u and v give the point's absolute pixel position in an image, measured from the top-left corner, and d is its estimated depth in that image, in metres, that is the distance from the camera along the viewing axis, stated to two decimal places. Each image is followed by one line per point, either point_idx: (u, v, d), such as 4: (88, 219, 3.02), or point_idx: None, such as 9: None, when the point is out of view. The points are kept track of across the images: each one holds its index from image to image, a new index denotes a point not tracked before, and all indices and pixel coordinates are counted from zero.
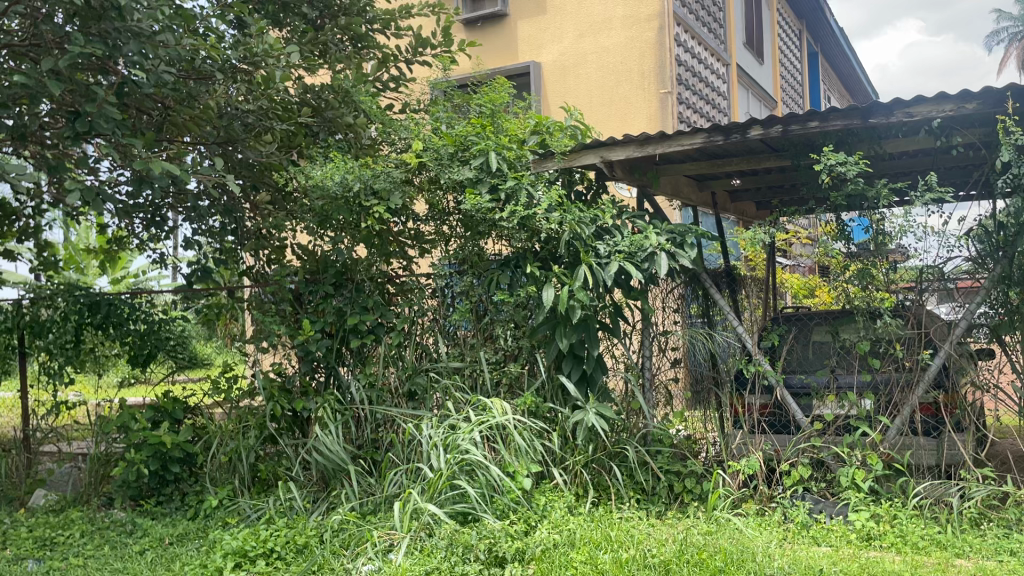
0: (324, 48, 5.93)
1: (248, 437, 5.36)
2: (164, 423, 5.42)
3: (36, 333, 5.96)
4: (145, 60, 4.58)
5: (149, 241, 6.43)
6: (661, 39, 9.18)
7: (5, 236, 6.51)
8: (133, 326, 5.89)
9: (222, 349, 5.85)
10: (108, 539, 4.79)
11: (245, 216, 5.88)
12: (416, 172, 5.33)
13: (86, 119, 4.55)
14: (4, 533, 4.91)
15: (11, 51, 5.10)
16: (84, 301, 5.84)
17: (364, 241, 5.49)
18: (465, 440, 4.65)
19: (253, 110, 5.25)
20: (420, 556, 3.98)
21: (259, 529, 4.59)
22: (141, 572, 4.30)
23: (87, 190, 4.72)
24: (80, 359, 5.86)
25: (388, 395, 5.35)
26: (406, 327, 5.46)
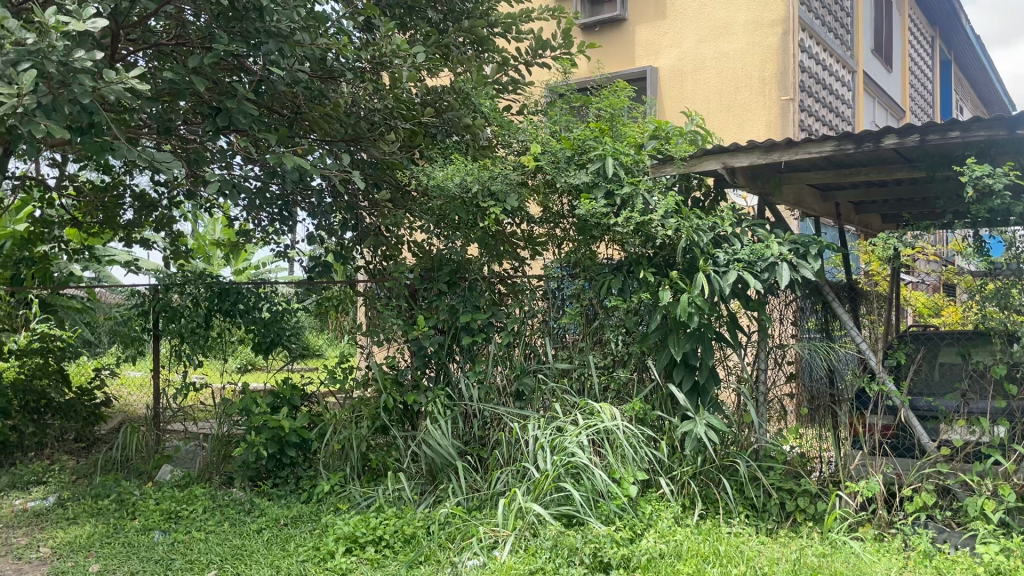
0: (446, 50, 5.96)
1: (361, 427, 5.52)
2: (283, 408, 5.64)
3: (169, 317, 6.35)
4: (282, 58, 4.83)
5: (273, 234, 6.89)
6: (785, 45, 8.94)
7: (144, 226, 6.99)
8: (259, 314, 6.26)
9: (334, 341, 6.04)
10: (228, 516, 5.02)
11: (365, 212, 6.04)
12: (532, 174, 5.32)
13: (226, 114, 4.82)
14: (135, 504, 5.20)
15: (158, 51, 5.44)
16: (215, 289, 6.25)
17: (478, 241, 5.55)
18: (572, 442, 4.64)
19: (379, 108, 5.59)
20: (525, 555, 4.01)
21: (370, 517, 4.72)
22: (257, 550, 4.51)
23: (226, 181, 5.00)
24: (210, 341, 6.26)
25: (496, 393, 5.40)
26: (516, 327, 5.50)
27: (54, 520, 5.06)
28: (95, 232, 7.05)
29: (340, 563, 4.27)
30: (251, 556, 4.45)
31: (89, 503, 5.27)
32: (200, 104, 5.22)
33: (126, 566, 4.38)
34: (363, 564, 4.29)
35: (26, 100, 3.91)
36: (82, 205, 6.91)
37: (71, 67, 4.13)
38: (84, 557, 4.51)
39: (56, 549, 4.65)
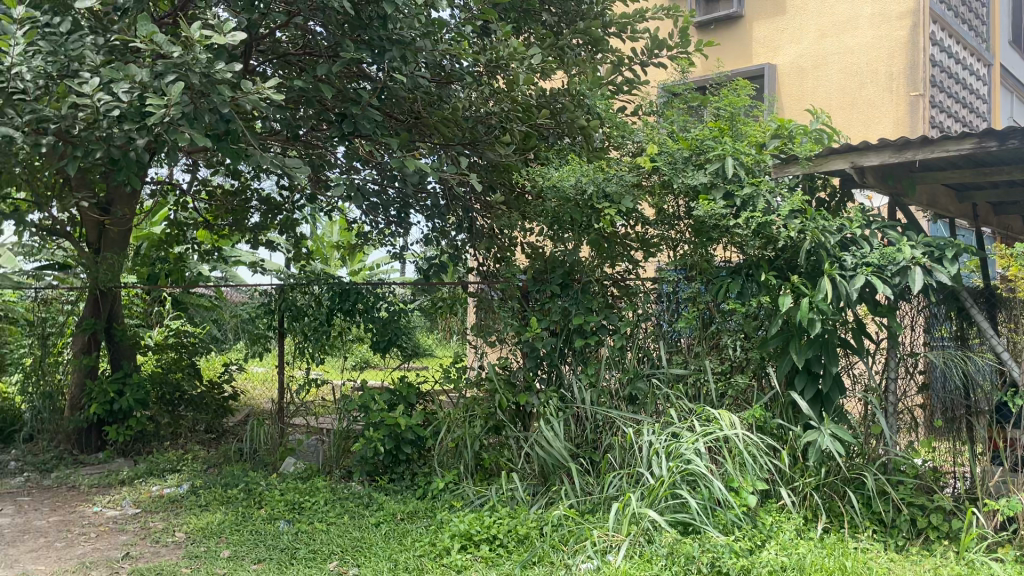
0: (561, 52, 5.95)
1: (474, 426, 5.60)
2: (400, 406, 5.78)
3: (293, 315, 6.56)
4: (405, 65, 5.01)
5: (390, 236, 7.10)
6: (915, 37, 8.53)
7: (268, 228, 7.30)
8: (377, 313, 6.31)
9: (444, 343, 6.09)
10: (347, 509, 5.17)
11: (478, 215, 6.12)
12: (648, 175, 5.20)
13: (352, 120, 5.09)
14: (262, 494, 5.44)
15: (285, 60, 5.70)
16: (337, 288, 6.40)
17: (592, 243, 5.46)
18: (688, 449, 4.53)
19: (495, 112, 5.59)
20: (640, 561, 3.96)
21: (484, 515, 4.77)
22: (376, 543, 4.63)
23: (350, 185, 5.20)
24: (330, 339, 6.43)
25: (608, 396, 5.34)
26: (629, 330, 5.44)
27: (188, 507, 5.35)
28: (225, 234, 7.47)
29: (456, 560, 4.33)
30: (370, 548, 4.58)
31: (220, 491, 5.55)
32: (325, 111, 5.43)
33: (253, 553, 4.59)
34: (477, 562, 4.33)
35: (173, 109, 4.26)
36: (214, 208, 7.39)
37: (212, 78, 4.42)
38: (215, 542, 4.75)
39: (190, 534, 4.91)
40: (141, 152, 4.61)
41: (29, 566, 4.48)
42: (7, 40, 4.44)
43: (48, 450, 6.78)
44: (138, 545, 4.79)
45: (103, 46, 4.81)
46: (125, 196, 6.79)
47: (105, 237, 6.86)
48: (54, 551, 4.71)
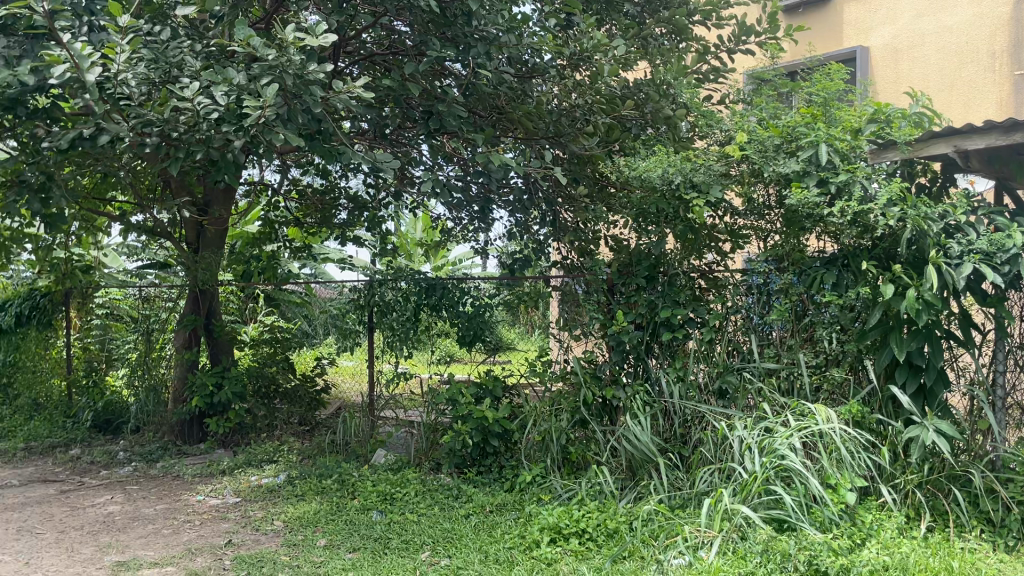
0: (645, 42, 5.88)
1: (560, 420, 5.58)
2: (486, 399, 5.82)
3: (382, 312, 6.67)
4: (490, 60, 5.05)
5: (473, 232, 7.14)
6: (1019, 14, 8.06)
7: (356, 225, 7.48)
8: (462, 308, 6.39)
9: (526, 336, 6.16)
10: (437, 501, 5.25)
11: (561, 208, 6.10)
12: (737, 164, 5.09)
13: (438, 118, 5.16)
14: (355, 484, 5.58)
15: (372, 60, 5.82)
16: (423, 283, 6.48)
17: (681, 234, 5.31)
18: (782, 444, 4.42)
19: (579, 105, 5.55)
20: (734, 558, 3.88)
21: (573, 509, 4.77)
22: (466, 535, 4.69)
23: (436, 181, 5.27)
24: (418, 334, 6.50)
25: (697, 391, 5.22)
26: (718, 323, 5.34)
27: (285, 496, 5.53)
28: (314, 232, 7.71)
29: (546, 553, 4.35)
30: (460, 539, 4.64)
31: (315, 482, 5.71)
32: (411, 109, 5.53)
33: (349, 542, 4.71)
34: (567, 555, 4.33)
35: (268, 110, 4.41)
36: (304, 207, 7.64)
37: (305, 79, 4.57)
38: (311, 531, 4.90)
39: (288, 523, 5.07)
40: (238, 153, 4.78)
41: (140, 551, 4.70)
42: (114, 48, 4.57)
43: (154, 441, 7.11)
44: (241, 533, 4.98)
45: (201, 52, 5.01)
46: (221, 196, 7.04)
47: (204, 237, 7.08)
48: (162, 537, 4.93)
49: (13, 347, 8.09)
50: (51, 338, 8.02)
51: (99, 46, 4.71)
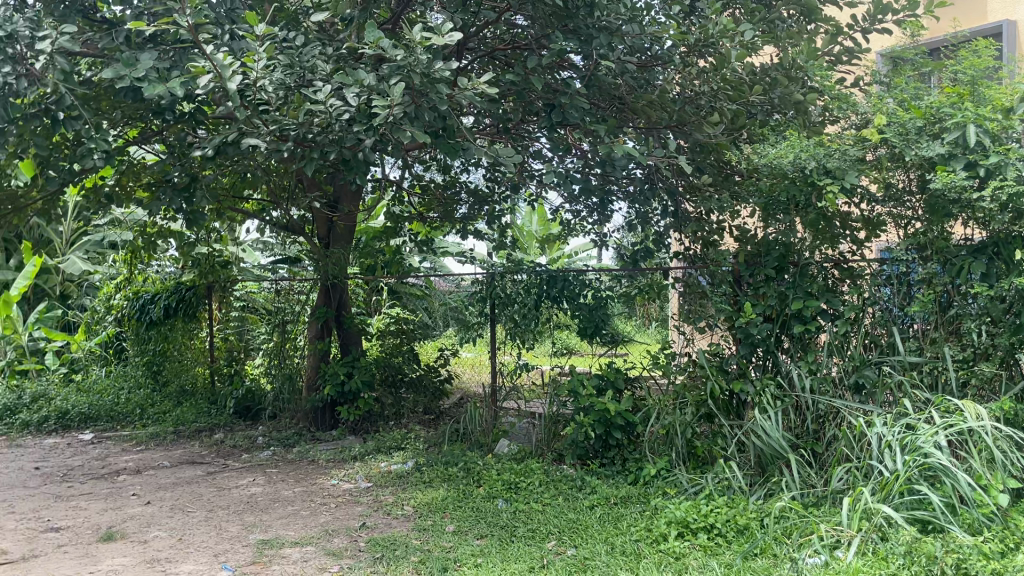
0: (772, 26, 5.72)
1: (685, 413, 5.49)
2: (609, 391, 5.76)
3: (503, 303, 6.69)
4: (612, 50, 5.02)
5: (591, 224, 7.14)
6: None
7: (475, 218, 7.63)
8: (582, 300, 6.40)
9: (642, 329, 6.16)
10: (562, 491, 5.28)
11: (683, 198, 5.96)
12: (874, 148, 4.91)
13: (561, 110, 5.17)
14: (480, 473, 5.68)
15: (495, 55, 5.92)
16: (544, 275, 6.49)
17: (813, 223, 5.15)
18: (927, 442, 4.20)
19: (705, 90, 5.34)
20: (875, 559, 3.72)
21: (701, 503, 4.69)
22: (592, 526, 4.70)
23: (559, 173, 5.29)
24: (538, 326, 6.56)
25: (831, 385, 5.04)
26: (854, 315, 5.15)
27: (413, 482, 5.70)
28: (436, 226, 7.90)
29: (674, 547, 4.29)
30: (586, 530, 4.65)
31: (442, 469, 5.86)
32: (534, 102, 5.58)
33: (476, 529, 4.81)
34: (696, 550, 4.26)
35: (397, 109, 4.54)
36: (426, 202, 7.82)
37: (431, 77, 4.67)
38: (440, 517, 5.03)
39: (417, 508, 5.23)
40: (369, 151, 4.95)
41: (282, 531, 4.96)
42: (252, 56, 4.70)
43: (291, 427, 7.50)
44: (373, 516, 5.18)
45: (331, 55, 5.17)
46: (350, 193, 7.32)
47: (334, 234, 7.44)
48: (301, 518, 5.18)
49: (162, 337, 8.58)
50: (196, 329, 8.57)
51: (239, 54, 4.87)
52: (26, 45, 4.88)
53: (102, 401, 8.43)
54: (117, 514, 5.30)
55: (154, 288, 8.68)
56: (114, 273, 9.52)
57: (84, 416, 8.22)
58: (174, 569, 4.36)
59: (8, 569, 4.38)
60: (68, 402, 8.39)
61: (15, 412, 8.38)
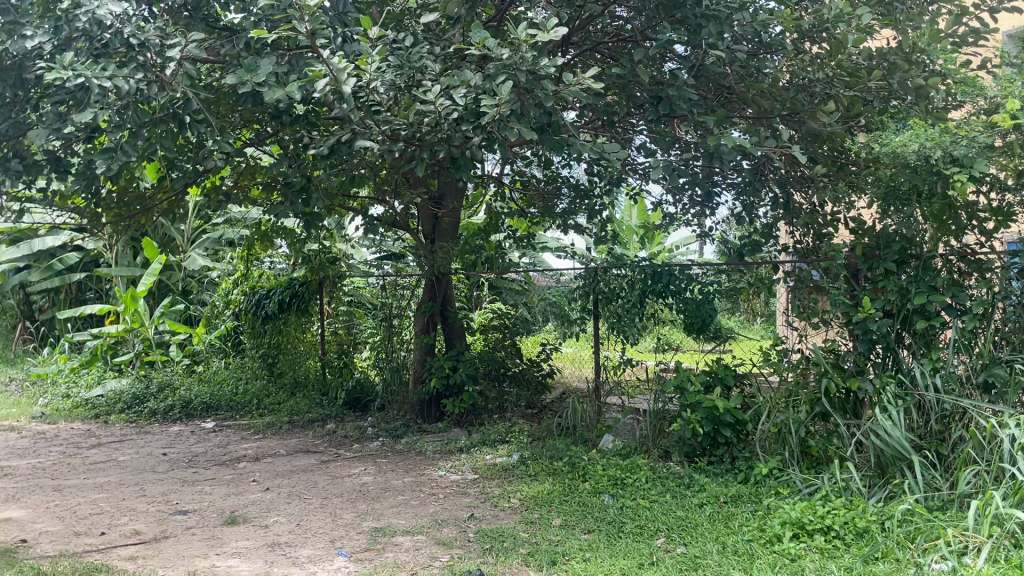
0: (891, 8, 5.48)
1: (799, 411, 5.33)
2: (718, 387, 5.62)
3: (608, 298, 6.66)
4: (722, 40, 4.92)
5: (694, 217, 7.04)
6: None
7: (575, 212, 7.63)
8: (689, 295, 6.28)
9: (746, 325, 6.31)
10: (670, 488, 5.22)
11: (796, 187, 5.79)
12: (1005, 133, 4.64)
13: (667, 102, 5.09)
14: (586, 468, 5.67)
15: (600, 48, 5.89)
16: (649, 270, 6.42)
17: (938, 213, 4.96)
18: None
19: (819, 78, 5.17)
20: (1010, 567, 3.53)
21: (816, 504, 4.54)
22: (702, 524, 4.63)
23: (666, 166, 5.21)
24: (642, 322, 6.48)
25: (957, 384, 4.81)
26: (982, 311, 4.94)
27: (519, 475, 5.75)
28: (536, 220, 7.88)
29: (789, 548, 4.16)
30: (697, 528, 4.58)
31: (546, 463, 5.89)
32: (641, 95, 5.53)
33: (583, 523, 4.80)
34: (813, 552, 4.12)
35: (504, 106, 4.57)
36: (527, 196, 7.89)
37: (538, 74, 4.67)
38: (547, 511, 5.05)
39: (523, 501, 5.27)
40: (476, 148, 5.00)
41: (394, 519, 5.09)
42: (365, 58, 4.84)
43: (398, 418, 7.68)
44: (481, 508, 5.25)
45: (440, 55, 5.28)
46: (454, 189, 7.48)
47: (438, 229, 7.61)
48: (411, 508, 5.30)
49: (277, 330, 8.97)
50: (307, 323, 8.84)
51: (352, 57, 5.02)
52: (156, 53, 5.15)
53: (222, 390, 8.87)
54: (239, 500, 5.55)
55: (268, 283, 9.12)
56: (231, 269, 9.94)
57: (205, 405, 8.68)
58: (294, 554, 4.53)
59: (143, 548, 4.64)
60: (191, 392, 8.88)
61: (144, 401, 8.92)
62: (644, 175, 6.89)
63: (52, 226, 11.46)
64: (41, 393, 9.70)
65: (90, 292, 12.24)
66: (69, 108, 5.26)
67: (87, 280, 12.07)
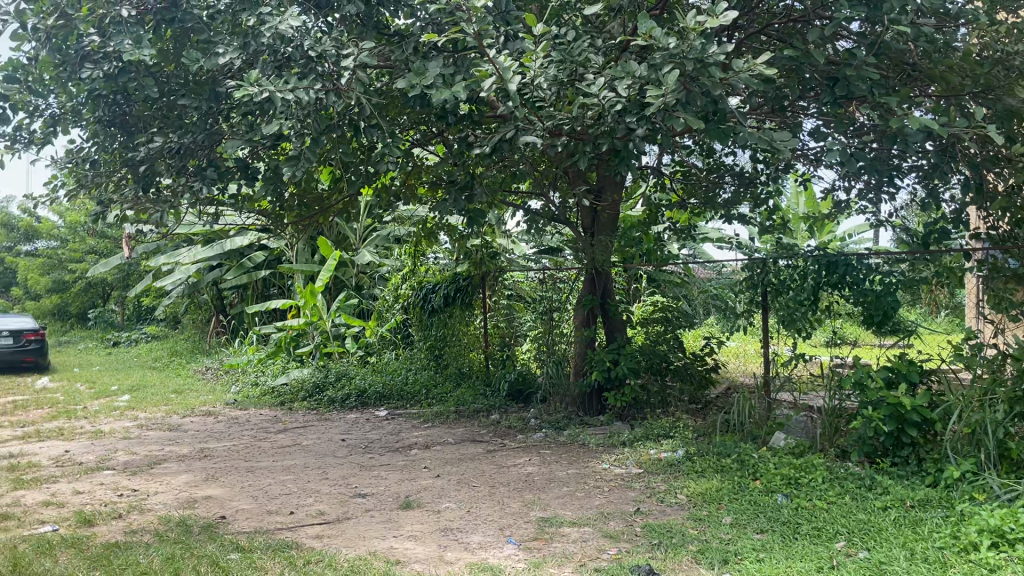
0: None
1: (995, 411, 4.95)
2: (902, 384, 5.31)
3: (780, 290, 6.36)
4: (905, 14, 4.63)
5: (865, 204, 6.76)
6: None
7: (741, 200, 7.43)
8: (871, 285, 5.89)
9: (928, 318, 5.83)
10: (849, 490, 4.96)
11: (991, 167, 5.32)
12: None
13: (844, 84, 4.85)
14: (757, 466, 5.49)
15: (769, 30, 5.71)
16: (823, 261, 6.10)
17: None
18: None
19: None
20: None
21: (1019, 512, 4.18)
22: (887, 529, 4.37)
23: (844, 150, 4.95)
24: (815, 314, 6.17)
25: None
26: None
27: (686, 471, 5.67)
28: (697, 211, 7.77)
29: (988, 558, 3.85)
30: (881, 533, 4.33)
31: (714, 460, 5.76)
32: (814, 76, 5.31)
33: (755, 522, 4.66)
34: (1015, 563, 3.79)
35: (670, 97, 4.51)
36: (687, 186, 7.70)
37: (705, 62, 4.58)
38: (716, 508, 4.94)
39: (691, 498, 5.18)
40: (641, 140, 4.97)
41: (561, 510, 5.15)
42: (530, 55, 4.92)
43: (561, 411, 7.76)
44: (648, 503, 5.21)
45: (603, 47, 5.31)
46: (612, 182, 7.46)
47: (598, 222, 7.58)
48: (576, 499, 5.34)
49: (443, 323, 9.30)
50: (470, 316, 9.06)
51: (517, 55, 5.09)
52: (333, 62, 5.45)
53: (394, 380, 9.31)
54: (412, 485, 5.80)
55: (434, 278, 9.47)
56: (399, 264, 10.43)
57: (379, 394, 9.16)
58: (465, 539, 4.69)
59: (327, 528, 4.95)
60: (366, 381, 9.40)
61: (323, 389, 9.52)
62: (814, 160, 6.69)
63: (240, 226, 12.44)
64: (234, 380, 10.61)
65: (274, 288, 13.21)
66: (259, 118, 5.69)
67: (272, 276, 13.03)
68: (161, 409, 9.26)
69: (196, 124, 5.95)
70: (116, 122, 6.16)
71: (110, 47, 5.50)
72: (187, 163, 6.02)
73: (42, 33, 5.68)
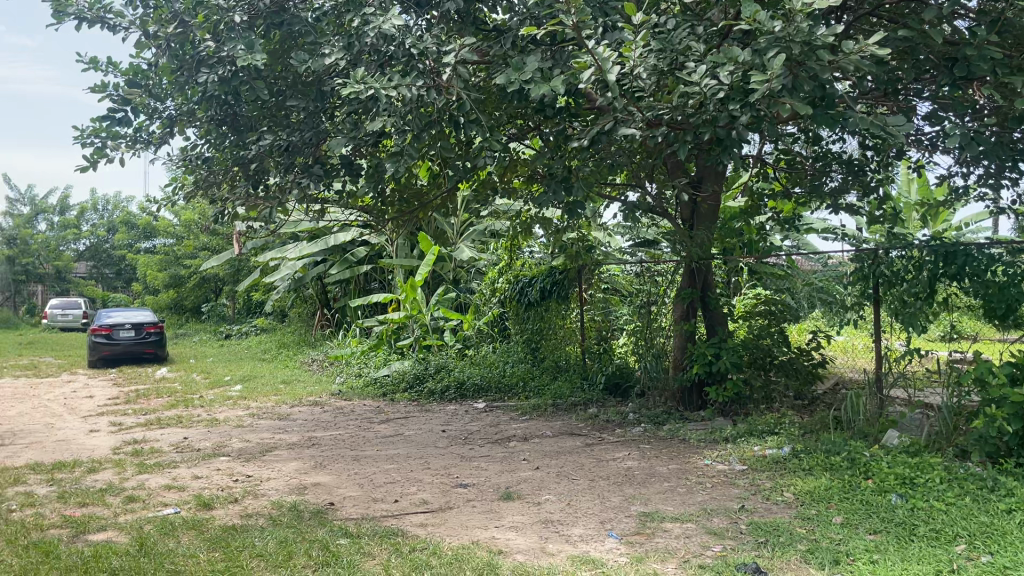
0: None
1: None
2: None
3: (893, 282, 6.10)
4: None
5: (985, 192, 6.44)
6: None
7: (849, 188, 7.16)
8: (994, 276, 5.57)
9: None
10: (969, 491, 4.72)
11: None
12: None
13: (964, 63, 4.61)
14: (868, 464, 5.32)
15: (880, 10, 5.48)
16: (939, 250, 5.79)
17: None
18: None
19: None
20: None
21: None
22: (1013, 532, 4.13)
23: (964, 133, 4.69)
24: (931, 307, 5.90)
25: None
26: None
27: (793, 468, 5.51)
28: (802, 200, 7.55)
29: None
30: (1006, 537, 4.10)
31: (822, 457, 5.58)
32: (929, 56, 5.07)
33: (868, 523, 4.49)
34: None
35: (776, 82, 4.37)
36: (791, 175, 7.52)
37: (813, 45, 4.43)
38: (825, 508, 4.79)
39: (799, 496, 5.03)
40: (745, 128, 4.84)
41: (662, 505, 5.09)
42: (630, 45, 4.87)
43: (659, 405, 7.70)
44: (752, 500, 5.09)
45: (705, 34, 5.20)
46: (713, 173, 7.33)
47: (698, 213, 7.44)
48: (678, 494, 5.28)
49: (539, 317, 9.36)
50: (567, 310, 9.06)
51: (616, 45, 5.06)
52: (433, 59, 5.55)
53: (492, 372, 9.42)
54: (512, 476, 5.85)
55: (530, 272, 9.56)
56: (496, 258, 10.53)
57: (477, 386, 9.28)
58: (566, 532, 4.70)
59: (430, 516, 5.05)
60: (465, 373, 9.53)
61: (423, 381, 9.71)
62: (929, 146, 6.41)
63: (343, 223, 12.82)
64: (338, 372, 10.95)
65: (375, 282, 13.56)
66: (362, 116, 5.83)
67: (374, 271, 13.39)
68: (270, 398, 9.65)
69: (304, 123, 6.16)
70: (229, 122, 6.43)
71: (225, 52, 5.71)
72: (294, 161, 6.23)
73: (162, 40, 5.96)
